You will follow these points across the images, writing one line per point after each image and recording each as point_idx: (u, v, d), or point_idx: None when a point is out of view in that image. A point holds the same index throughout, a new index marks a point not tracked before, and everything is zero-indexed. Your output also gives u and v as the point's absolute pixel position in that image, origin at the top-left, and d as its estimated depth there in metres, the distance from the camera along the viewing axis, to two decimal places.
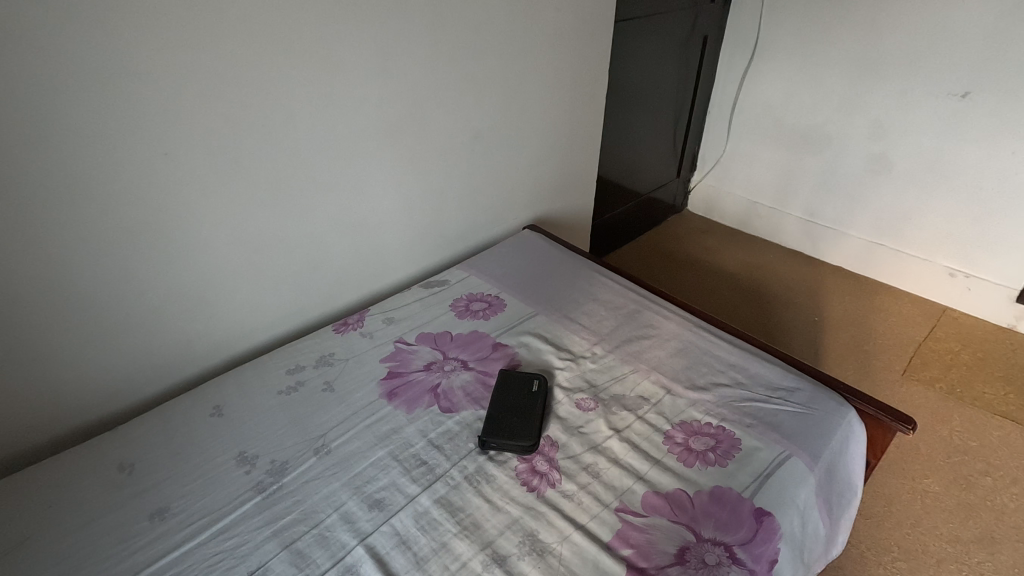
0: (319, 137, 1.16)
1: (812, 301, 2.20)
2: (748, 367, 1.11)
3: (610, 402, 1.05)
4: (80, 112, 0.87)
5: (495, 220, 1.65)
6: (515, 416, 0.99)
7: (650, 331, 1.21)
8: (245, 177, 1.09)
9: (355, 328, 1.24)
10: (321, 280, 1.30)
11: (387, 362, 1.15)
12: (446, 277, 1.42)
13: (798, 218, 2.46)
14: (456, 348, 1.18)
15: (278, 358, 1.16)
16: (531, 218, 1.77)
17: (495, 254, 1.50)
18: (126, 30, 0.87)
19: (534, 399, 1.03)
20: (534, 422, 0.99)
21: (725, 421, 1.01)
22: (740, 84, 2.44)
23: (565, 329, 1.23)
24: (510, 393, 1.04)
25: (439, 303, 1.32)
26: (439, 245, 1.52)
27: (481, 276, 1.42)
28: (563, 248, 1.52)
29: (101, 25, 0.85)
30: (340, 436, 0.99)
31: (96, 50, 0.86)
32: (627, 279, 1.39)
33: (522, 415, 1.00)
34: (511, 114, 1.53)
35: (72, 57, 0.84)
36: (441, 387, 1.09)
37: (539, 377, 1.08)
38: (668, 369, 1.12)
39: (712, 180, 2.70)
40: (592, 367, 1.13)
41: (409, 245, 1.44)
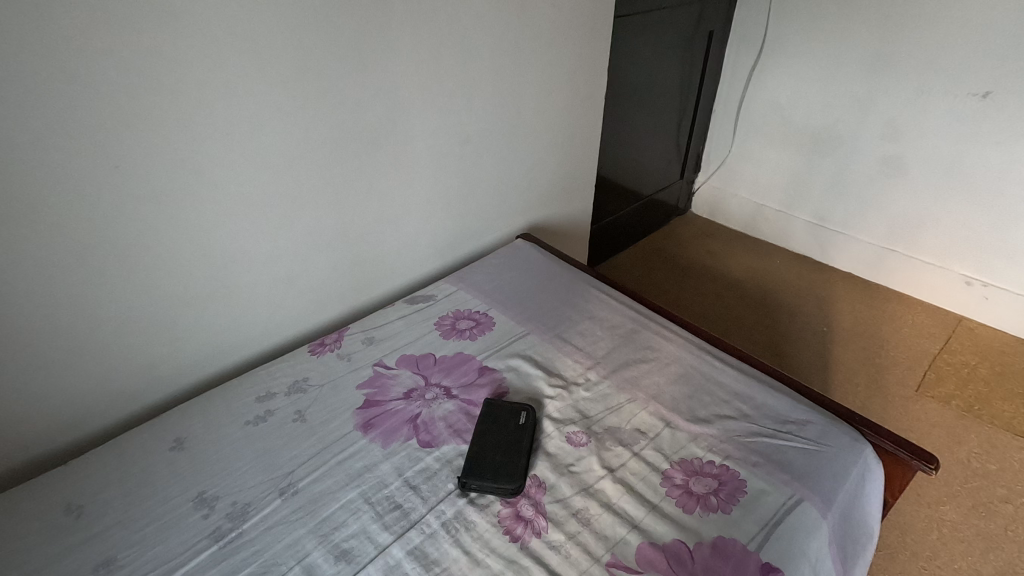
0: (292, 145, 1.08)
1: (820, 310, 2.11)
2: (754, 397, 1.02)
3: (603, 436, 0.97)
4: (17, 123, 0.79)
5: (487, 228, 1.56)
6: (498, 455, 0.91)
7: (649, 354, 1.13)
8: (210, 190, 1.01)
9: (332, 350, 1.16)
10: (298, 296, 1.21)
11: (365, 389, 1.07)
12: (432, 291, 1.34)
13: (807, 221, 2.36)
14: (439, 373, 1.10)
15: (248, 383, 1.08)
16: (525, 225, 1.68)
17: (485, 266, 1.42)
18: (66, 31, 0.79)
19: (520, 433, 0.95)
20: (519, 461, 0.91)
21: (729, 458, 0.92)
22: (747, 82, 2.33)
23: (558, 352, 1.15)
24: (494, 426, 0.96)
25: (424, 321, 1.23)
26: (426, 256, 1.43)
27: (469, 290, 1.33)
28: (558, 260, 1.43)
29: (36, 27, 0.77)
30: (309, 474, 0.91)
31: (31, 54, 0.77)
32: (625, 295, 1.30)
33: (506, 452, 0.92)
34: (503, 116, 1.44)
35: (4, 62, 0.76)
36: (421, 417, 1.01)
37: (526, 407, 0.99)
38: (668, 399, 1.03)
39: (717, 181, 2.60)
40: (585, 395, 1.04)
41: (393, 257, 1.36)
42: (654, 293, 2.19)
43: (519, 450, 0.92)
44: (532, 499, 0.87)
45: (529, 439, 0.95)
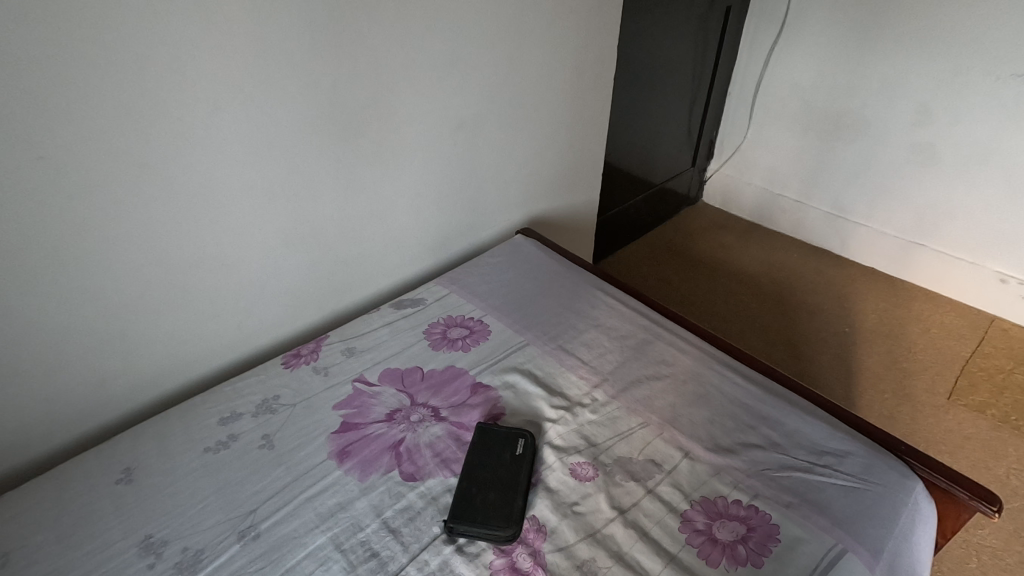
0: (259, 132, 0.94)
1: (841, 308, 1.97)
2: (784, 422, 0.90)
3: (612, 469, 0.84)
4: None
5: (484, 223, 1.43)
6: (491, 493, 0.80)
7: (664, 369, 1.00)
8: (162, 184, 0.87)
9: (307, 363, 1.04)
10: (271, 301, 1.09)
11: (342, 409, 0.95)
12: (422, 294, 1.21)
13: (826, 213, 2.22)
14: (426, 391, 0.98)
15: (212, 401, 0.96)
16: (526, 218, 1.54)
17: (481, 266, 1.29)
18: None
19: (516, 466, 0.83)
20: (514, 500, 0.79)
21: (758, 497, 0.80)
22: (765, 62, 2.17)
23: (561, 366, 1.02)
24: (487, 458, 0.84)
25: (412, 330, 1.11)
26: (416, 255, 1.31)
27: (463, 293, 1.20)
28: (562, 259, 1.30)
29: None
30: (274, 515, 0.79)
31: None
32: (635, 300, 1.17)
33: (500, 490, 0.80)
34: (502, 97, 1.30)
35: None
36: (404, 444, 0.89)
37: (524, 434, 0.87)
38: (686, 423, 0.90)
39: (731, 170, 2.45)
40: (592, 419, 0.92)
41: (379, 256, 1.23)
42: (663, 289, 2.06)
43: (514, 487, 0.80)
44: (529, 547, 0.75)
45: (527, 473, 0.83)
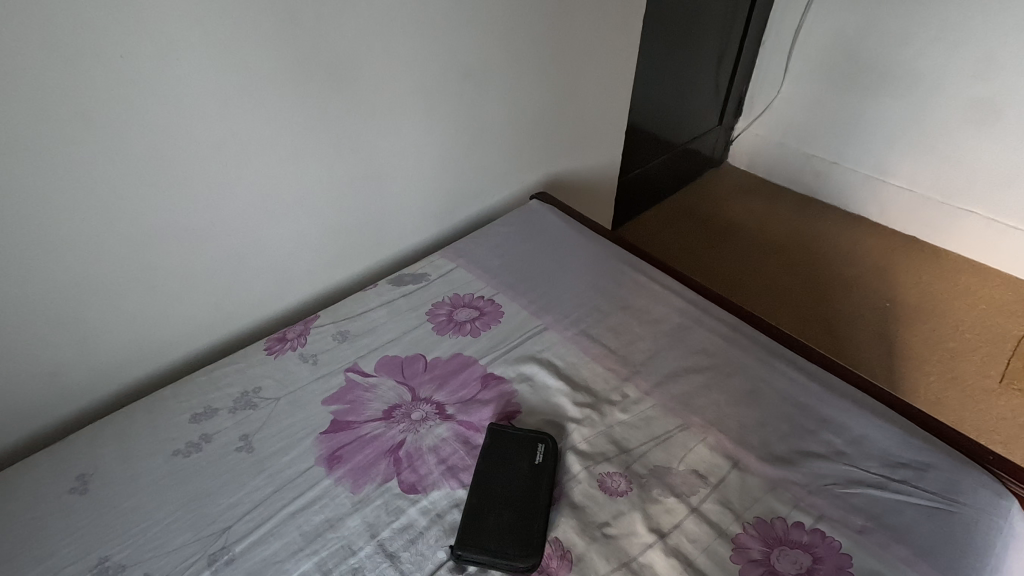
0: (228, 78, 0.78)
1: (880, 281, 1.82)
2: (849, 426, 0.76)
3: (648, 481, 0.72)
4: None
5: (495, 186, 1.27)
6: (507, 512, 0.68)
7: (704, 360, 0.86)
8: (112, 141, 0.72)
9: (293, 348, 0.91)
10: (252, 277, 0.95)
11: (333, 405, 0.82)
12: (424, 268, 1.07)
13: (866, 176, 2.04)
14: (430, 383, 0.85)
15: (184, 394, 0.84)
16: (541, 181, 1.38)
17: (491, 235, 1.14)
18: None
19: (536, 478, 0.71)
20: (533, 521, 0.66)
21: (823, 520, 0.67)
22: (807, 7, 1.95)
23: (585, 355, 0.89)
24: (502, 466, 0.72)
25: (413, 310, 0.97)
26: (418, 222, 1.16)
27: (471, 268, 1.06)
28: (584, 227, 1.15)
29: None
30: (251, 534, 0.68)
31: None
32: (667, 277, 1.02)
33: (517, 508, 0.68)
34: (517, 40, 1.12)
35: None
36: (404, 448, 0.77)
37: (545, 439, 0.75)
38: (733, 427, 0.77)
39: (761, 128, 2.25)
40: (623, 419, 0.79)
41: (375, 223, 1.09)
42: (686, 258, 1.91)
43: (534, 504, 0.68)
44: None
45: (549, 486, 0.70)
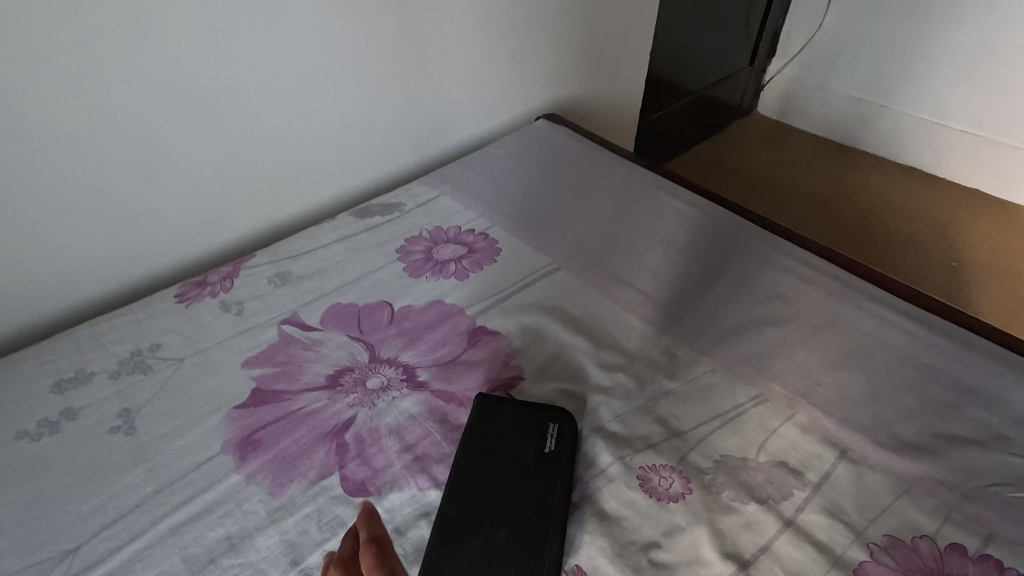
0: None
1: (943, 238, 1.56)
2: (1008, 400, 0.52)
3: (713, 478, 0.48)
4: None
5: (492, 103, 1.01)
6: (501, 526, 0.44)
7: (780, 309, 0.62)
8: None
9: (214, 294, 0.67)
10: (160, 198, 0.71)
11: (258, 368, 0.58)
12: (398, 197, 0.82)
13: (923, 121, 1.76)
14: (396, 340, 0.61)
15: (53, 352, 0.60)
16: (551, 105, 1.13)
17: (486, 159, 0.89)
18: None
19: (546, 474, 0.47)
20: (542, 542, 0.43)
21: (996, 543, 0.43)
22: None
23: (612, 303, 0.64)
24: (496, 456, 0.48)
25: (379, 247, 0.73)
26: (393, 144, 0.91)
27: (458, 196, 0.81)
28: (606, 149, 0.89)
29: None
30: (107, 560, 0.44)
31: None
32: (719, 206, 0.77)
33: (517, 521, 0.44)
34: None
35: None
36: (353, 429, 0.53)
37: (559, 417, 0.51)
38: (834, 399, 0.53)
39: (798, 70, 1.98)
40: (670, 390, 0.55)
41: (334, 138, 0.84)
42: None
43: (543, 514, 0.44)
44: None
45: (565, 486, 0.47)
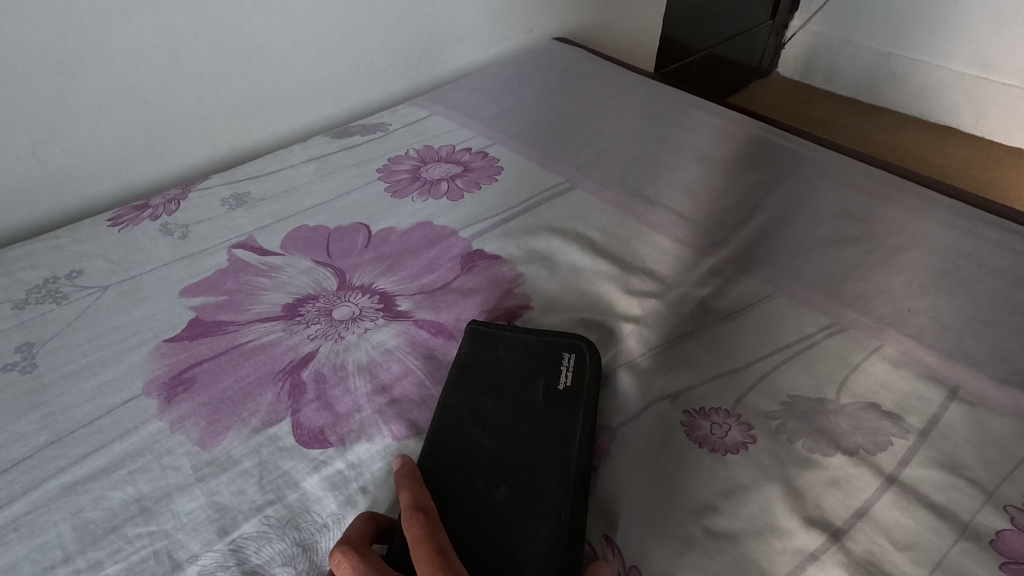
0: None
1: None
2: None
3: (782, 424, 0.36)
4: None
5: (491, 26, 0.89)
6: (503, 483, 0.32)
7: (848, 228, 0.50)
8: None
9: (156, 217, 0.55)
10: (92, 105, 0.59)
11: (200, 297, 0.47)
12: (383, 118, 0.70)
13: (961, 73, 1.63)
14: (372, 265, 0.49)
15: None
16: (559, 34, 1.00)
17: (486, 79, 0.77)
18: None
19: (563, 417, 0.35)
20: (560, 504, 0.31)
21: None
22: None
23: (638, 224, 0.52)
24: (495, 396, 0.36)
25: (357, 168, 0.61)
26: (376, 66, 0.79)
27: (453, 116, 0.69)
28: (623, 68, 0.77)
29: None
30: None
31: None
32: (762, 122, 0.65)
33: (525, 477, 0.32)
34: None
35: None
36: (313, 366, 0.41)
37: (577, 350, 0.39)
38: (931, 328, 0.41)
39: (823, 23, 1.84)
40: (718, 319, 0.43)
41: (306, 50, 0.72)
42: None
43: (560, 468, 0.32)
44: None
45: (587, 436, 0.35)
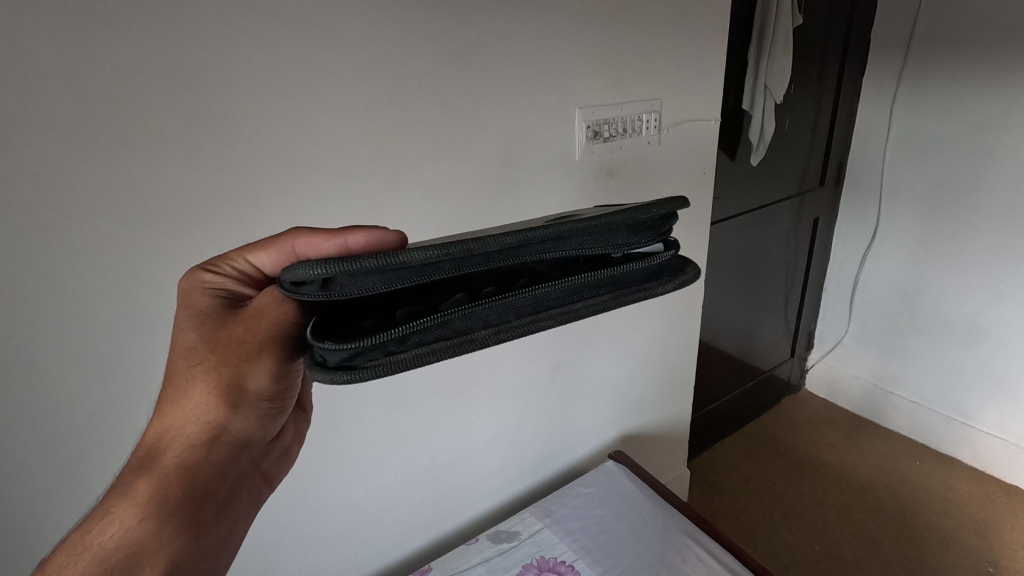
0: (390, 400, 1.15)
1: (980, 538, 1.76)
2: None
3: None
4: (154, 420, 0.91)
5: (574, 443, 1.55)
6: (529, 272, 0.57)
7: None
8: (319, 456, 1.09)
9: None
10: (384, 528, 1.27)
11: None
12: (518, 526, 1.29)
13: (949, 418, 2.07)
14: None
15: None
16: (619, 437, 1.65)
17: (576, 497, 1.36)
18: None
19: (570, 267, 0.57)
20: (494, 280, 0.55)
21: None
22: (860, 264, 2.19)
23: None
24: (660, 254, 0.60)
25: (506, 569, 1.18)
26: (517, 478, 1.46)
27: (557, 529, 1.27)
28: (657, 496, 1.36)
29: None
30: None
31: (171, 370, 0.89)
32: (732, 561, 1.19)
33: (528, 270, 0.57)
34: (596, 338, 1.44)
35: (156, 384, 0.89)
36: None
37: (679, 289, 0.61)
38: None
39: (833, 361, 2.38)
40: None
41: (478, 480, 1.39)
42: (765, 498, 1.95)
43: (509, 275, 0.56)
44: (314, 337, 0.48)
45: (573, 309, 0.56)
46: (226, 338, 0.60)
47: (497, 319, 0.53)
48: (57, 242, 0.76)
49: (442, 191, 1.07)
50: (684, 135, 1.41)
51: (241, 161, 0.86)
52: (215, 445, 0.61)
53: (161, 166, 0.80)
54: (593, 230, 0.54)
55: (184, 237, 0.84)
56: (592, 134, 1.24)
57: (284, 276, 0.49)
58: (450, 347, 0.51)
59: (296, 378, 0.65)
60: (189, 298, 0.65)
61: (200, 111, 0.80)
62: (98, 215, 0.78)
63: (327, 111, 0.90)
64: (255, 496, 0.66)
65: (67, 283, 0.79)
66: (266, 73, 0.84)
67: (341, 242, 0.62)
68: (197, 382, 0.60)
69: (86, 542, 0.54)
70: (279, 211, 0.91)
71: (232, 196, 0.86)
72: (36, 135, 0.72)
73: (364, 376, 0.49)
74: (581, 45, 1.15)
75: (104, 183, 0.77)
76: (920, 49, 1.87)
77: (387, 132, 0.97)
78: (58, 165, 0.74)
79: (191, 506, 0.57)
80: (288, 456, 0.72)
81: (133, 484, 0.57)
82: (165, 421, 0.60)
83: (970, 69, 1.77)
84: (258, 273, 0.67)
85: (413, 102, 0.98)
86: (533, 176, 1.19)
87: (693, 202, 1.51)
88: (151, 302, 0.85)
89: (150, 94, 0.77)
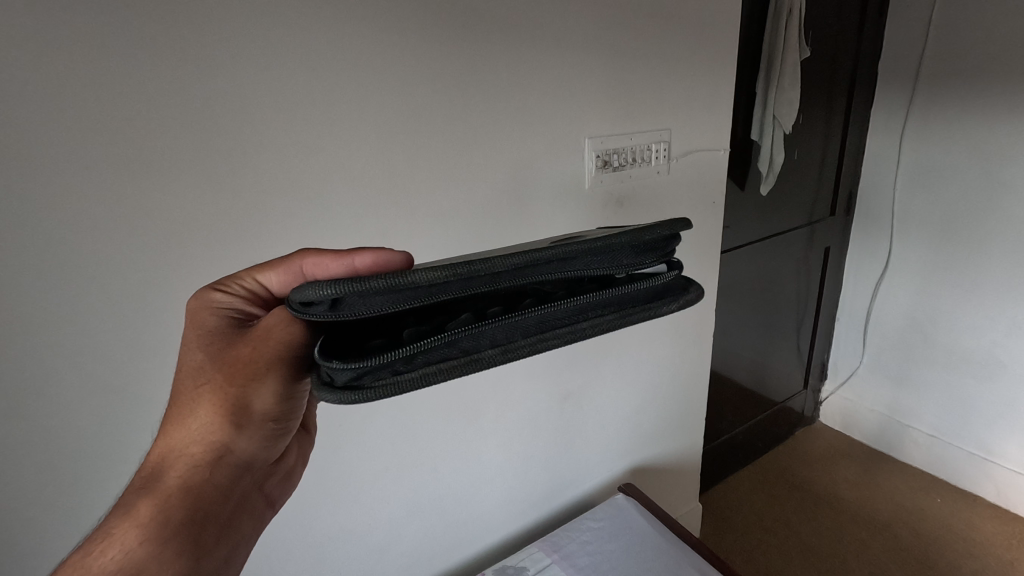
0: (396, 428, 1.13)
1: None
2: None
3: None
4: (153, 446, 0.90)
5: (583, 475, 1.51)
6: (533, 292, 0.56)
7: None
8: (323, 486, 1.07)
9: None
10: (389, 561, 1.24)
11: None
12: (525, 562, 1.25)
13: (970, 452, 2.01)
14: None
15: None
16: (629, 469, 1.61)
17: (585, 532, 1.33)
18: None
19: (573, 286, 0.56)
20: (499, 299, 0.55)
21: None
22: (873, 294, 2.17)
23: None
24: (663, 274, 0.60)
25: None
26: (524, 510, 1.43)
27: (565, 565, 1.23)
28: (668, 532, 1.32)
29: None
30: None
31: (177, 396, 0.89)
32: None
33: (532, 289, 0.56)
34: (605, 368, 1.42)
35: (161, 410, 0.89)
36: None
37: (683, 309, 0.60)
38: None
39: (848, 393, 2.34)
40: None
41: (484, 513, 1.36)
42: (780, 534, 1.89)
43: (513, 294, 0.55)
44: (321, 356, 0.47)
45: (579, 328, 0.55)
46: (233, 358, 0.60)
47: (504, 338, 0.53)
48: (68, 268, 0.77)
49: (451, 219, 1.08)
50: (693, 165, 1.42)
51: (253, 189, 0.87)
52: (218, 466, 0.60)
53: (174, 194, 0.81)
54: (598, 250, 0.53)
55: (195, 264, 0.85)
56: (602, 164, 1.25)
57: (291, 296, 0.49)
58: (457, 366, 0.50)
59: (301, 399, 0.64)
60: (197, 317, 0.64)
61: (216, 142, 0.82)
62: (113, 242, 0.79)
63: (340, 142, 0.92)
64: (258, 518, 0.65)
65: (77, 309, 0.79)
66: (280, 105, 0.86)
67: (347, 263, 0.62)
68: (203, 401, 0.60)
69: (85, 564, 0.53)
70: (290, 239, 0.92)
71: (244, 224, 0.88)
72: (53, 164, 0.73)
73: (371, 396, 0.48)
74: (590, 78, 1.17)
75: (116, 210, 0.78)
76: (928, 82, 1.89)
77: (400, 161, 0.99)
78: (71, 192, 0.75)
79: (194, 528, 0.56)
80: (291, 478, 0.71)
81: (135, 505, 0.56)
82: (169, 440, 0.60)
83: (978, 102, 1.78)
84: (265, 292, 0.67)
85: (424, 133, 1.00)
86: (543, 206, 1.20)
87: (703, 232, 1.50)
88: (161, 328, 0.86)
89: (165, 124, 0.79)
